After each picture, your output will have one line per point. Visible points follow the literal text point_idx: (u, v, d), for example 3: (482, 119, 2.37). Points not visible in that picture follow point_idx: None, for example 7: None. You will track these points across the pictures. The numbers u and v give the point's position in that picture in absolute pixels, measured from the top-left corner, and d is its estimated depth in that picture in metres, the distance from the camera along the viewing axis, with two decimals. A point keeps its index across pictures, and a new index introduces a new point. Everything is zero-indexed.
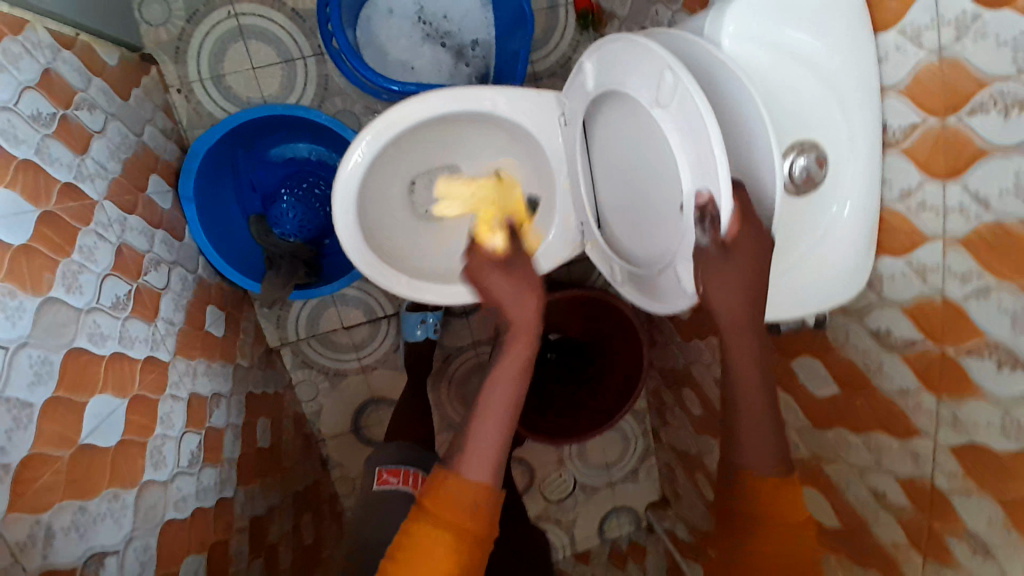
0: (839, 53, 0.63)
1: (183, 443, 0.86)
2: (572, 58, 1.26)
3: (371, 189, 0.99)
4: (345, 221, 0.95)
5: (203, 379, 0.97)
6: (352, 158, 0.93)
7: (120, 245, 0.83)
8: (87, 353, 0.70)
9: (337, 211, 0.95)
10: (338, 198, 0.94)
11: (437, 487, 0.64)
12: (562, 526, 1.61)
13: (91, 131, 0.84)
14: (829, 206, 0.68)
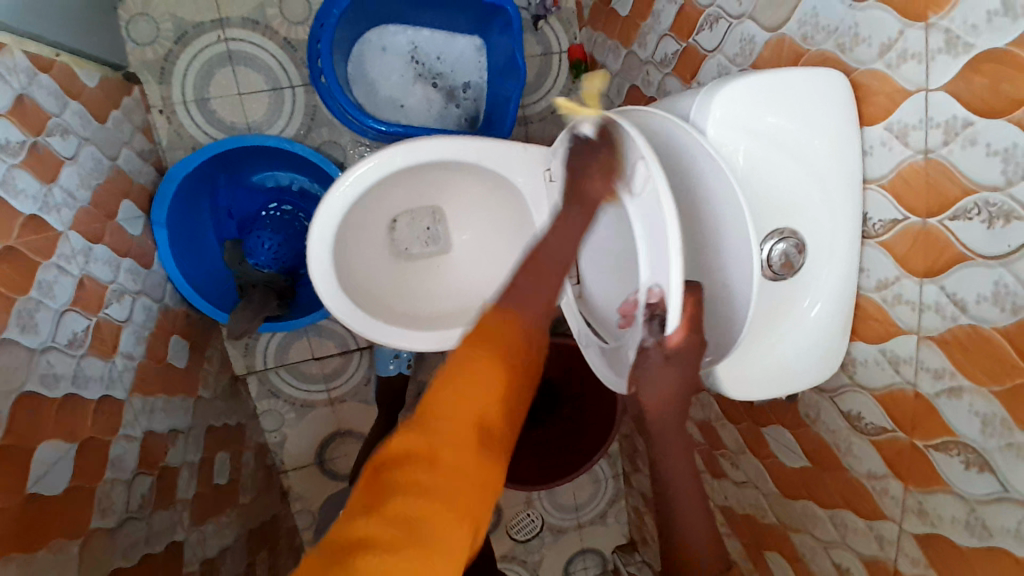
0: (823, 146, 0.64)
1: (134, 487, 0.82)
2: (563, 105, 1.27)
3: (350, 229, 0.98)
4: (321, 262, 0.93)
5: (159, 416, 0.94)
6: (332, 200, 0.92)
7: (82, 277, 0.82)
8: (39, 396, 0.68)
9: (312, 248, 0.92)
10: (315, 234, 0.92)
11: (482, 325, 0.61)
12: (527, 566, 1.58)
13: (62, 158, 0.82)
14: (803, 294, 0.68)
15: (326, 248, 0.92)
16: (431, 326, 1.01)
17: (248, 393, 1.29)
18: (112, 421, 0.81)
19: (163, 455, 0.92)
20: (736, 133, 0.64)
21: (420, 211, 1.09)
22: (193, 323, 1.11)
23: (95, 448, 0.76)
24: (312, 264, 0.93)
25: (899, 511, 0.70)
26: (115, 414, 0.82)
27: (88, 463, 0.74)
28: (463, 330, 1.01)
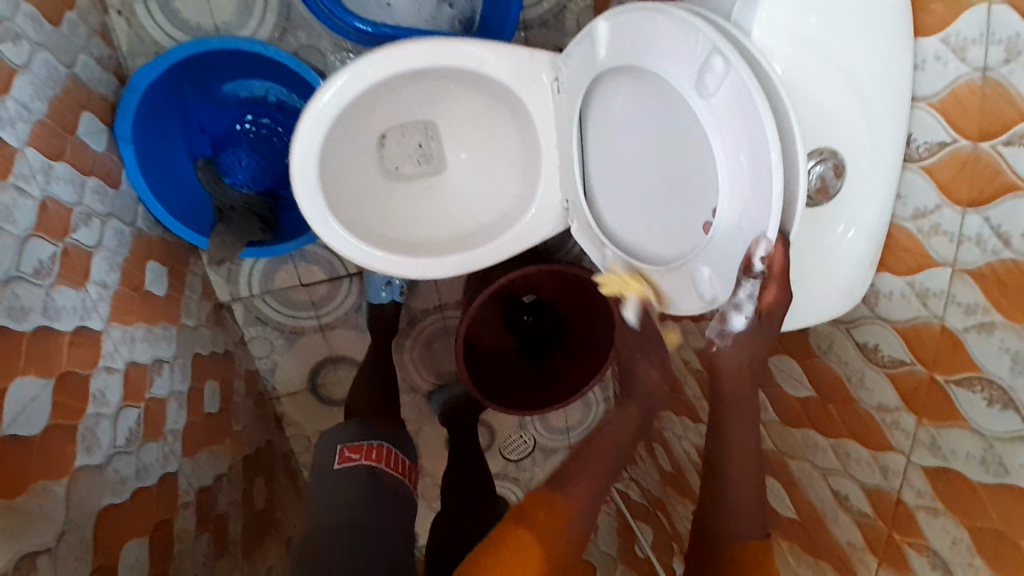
0: (875, 56, 0.58)
1: (119, 421, 0.79)
2: (566, 8, 1.15)
3: (335, 143, 0.90)
4: (305, 179, 0.86)
5: (141, 346, 0.89)
6: (315, 107, 0.84)
7: (43, 199, 0.73)
8: (4, 330, 0.62)
9: (295, 162, 0.85)
10: (298, 147, 0.84)
11: (540, 503, 0.68)
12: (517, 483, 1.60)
13: (13, 66, 0.72)
14: (837, 222, 0.64)
15: (311, 164, 0.85)
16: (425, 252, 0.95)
17: (234, 321, 1.24)
18: (90, 356, 0.76)
19: (149, 386, 0.89)
20: (783, 39, 0.57)
21: (410, 126, 1.00)
22: (170, 248, 1.05)
23: (72, 384, 0.71)
24: (296, 181, 0.86)
25: (908, 442, 0.69)
26: (92, 347, 0.77)
27: (66, 400, 0.69)
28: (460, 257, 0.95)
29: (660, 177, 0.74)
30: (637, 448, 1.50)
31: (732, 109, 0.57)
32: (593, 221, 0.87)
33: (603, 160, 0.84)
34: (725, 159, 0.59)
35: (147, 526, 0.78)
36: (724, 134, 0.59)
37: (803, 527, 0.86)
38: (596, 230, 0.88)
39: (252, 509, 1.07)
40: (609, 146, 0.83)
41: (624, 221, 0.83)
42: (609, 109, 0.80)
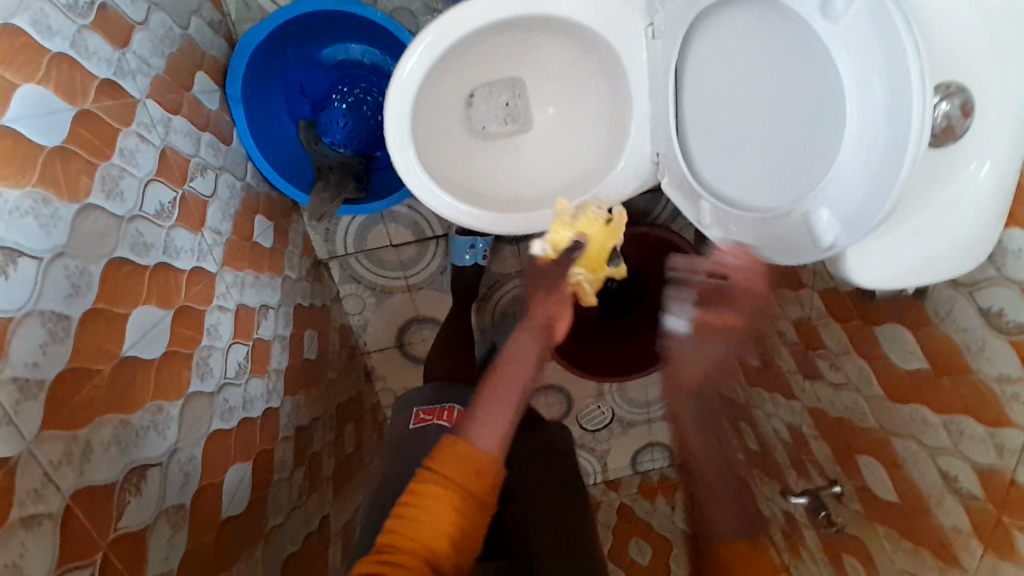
0: None
1: (229, 356, 0.86)
2: None
3: (425, 99, 0.94)
4: (396, 134, 0.90)
5: (250, 291, 0.96)
6: (408, 64, 0.88)
7: (163, 148, 0.82)
8: (130, 263, 0.70)
9: (389, 113, 0.90)
10: (393, 96, 0.89)
11: (447, 447, 0.65)
12: (596, 455, 1.59)
13: (133, 23, 0.80)
14: (967, 160, 0.58)
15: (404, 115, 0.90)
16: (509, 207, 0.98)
17: (331, 279, 1.32)
18: (206, 294, 0.84)
19: (256, 328, 0.96)
20: None
21: (498, 85, 1.02)
22: (275, 204, 1.12)
23: (190, 317, 0.79)
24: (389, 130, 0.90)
25: None
26: (207, 286, 0.85)
27: (183, 331, 0.77)
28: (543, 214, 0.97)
29: (760, 124, 0.71)
30: (721, 426, 1.45)
31: (866, 25, 0.54)
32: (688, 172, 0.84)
33: (695, 112, 0.82)
34: (855, 86, 0.56)
35: (249, 453, 0.85)
36: (855, 56, 0.56)
37: (903, 511, 0.84)
38: (691, 182, 0.85)
39: (342, 451, 1.14)
40: (702, 95, 0.80)
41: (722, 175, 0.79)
42: (700, 57, 0.78)
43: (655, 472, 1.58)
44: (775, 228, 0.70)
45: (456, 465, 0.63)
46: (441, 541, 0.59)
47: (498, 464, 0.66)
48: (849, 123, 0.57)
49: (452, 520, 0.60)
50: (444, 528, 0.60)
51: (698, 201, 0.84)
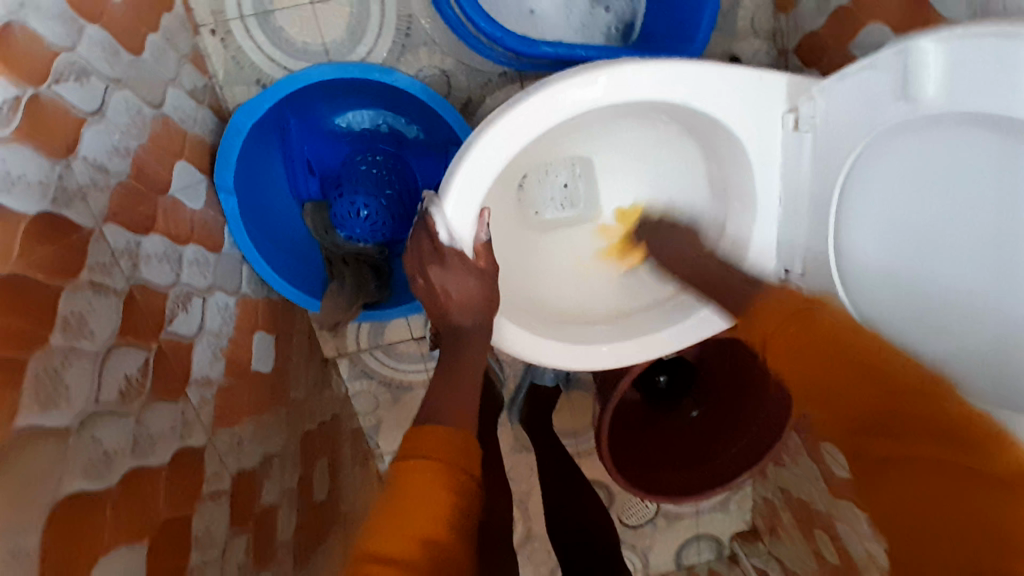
0: None
1: (227, 559, 0.64)
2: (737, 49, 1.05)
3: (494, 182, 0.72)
4: (464, 212, 0.67)
5: (250, 446, 0.74)
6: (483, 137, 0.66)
7: (129, 289, 0.58)
8: (86, 498, 0.48)
9: (451, 199, 0.66)
10: (459, 177, 0.66)
11: (399, 472, 0.54)
12: (637, 551, 1.26)
13: (82, 115, 0.57)
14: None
15: (473, 204, 0.67)
16: (601, 335, 0.77)
17: (340, 376, 1.08)
18: (193, 483, 0.61)
19: (258, 497, 0.73)
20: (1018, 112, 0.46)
21: (556, 164, 0.84)
22: (275, 310, 0.89)
23: (173, 533, 0.56)
24: (448, 212, 0.67)
25: None
26: (196, 471, 0.62)
27: (167, 559, 0.55)
28: (608, 332, 0.78)
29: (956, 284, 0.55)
30: (785, 521, 1.15)
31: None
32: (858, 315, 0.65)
33: (864, 238, 0.63)
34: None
35: None
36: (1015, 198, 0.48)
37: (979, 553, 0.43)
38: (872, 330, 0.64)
39: None
40: (879, 232, 0.62)
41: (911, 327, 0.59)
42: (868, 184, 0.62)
43: (701, 568, 1.28)
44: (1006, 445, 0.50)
45: (423, 510, 0.51)
46: (417, 551, 0.50)
47: (464, 497, 0.54)
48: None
49: (447, 497, 0.52)
50: (422, 540, 0.50)
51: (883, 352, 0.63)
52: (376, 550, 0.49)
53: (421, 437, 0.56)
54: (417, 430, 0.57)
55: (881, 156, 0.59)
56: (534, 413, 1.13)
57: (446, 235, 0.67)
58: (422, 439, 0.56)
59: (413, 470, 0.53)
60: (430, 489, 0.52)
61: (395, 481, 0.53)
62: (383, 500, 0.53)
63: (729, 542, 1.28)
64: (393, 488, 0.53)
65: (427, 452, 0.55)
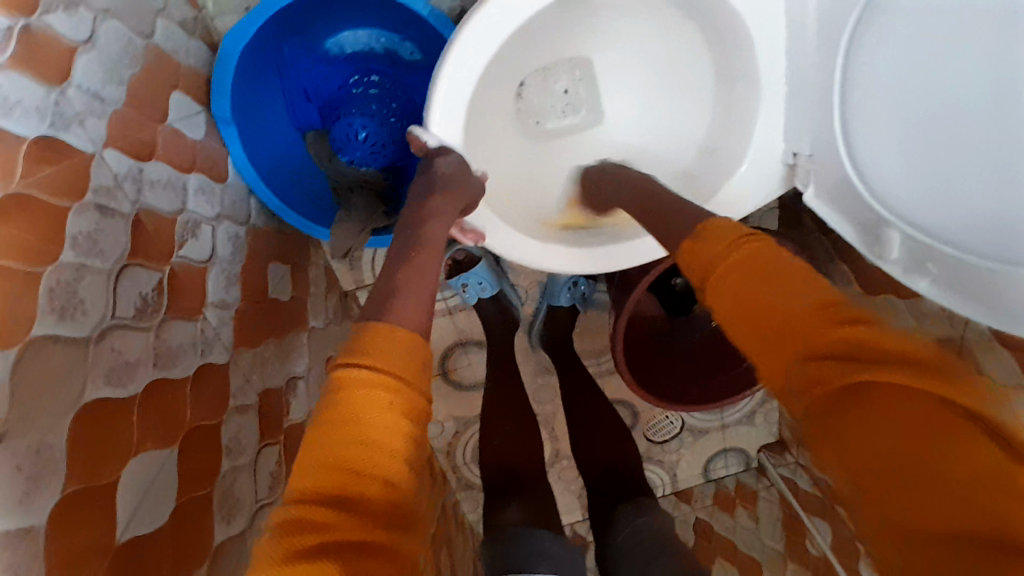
0: None
1: (259, 468, 0.68)
2: None
3: (486, 87, 0.71)
4: (455, 117, 0.66)
5: (274, 367, 0.77)
6: (472, 30, 0.64)
7: (136, 213, 0.60)
8: (111, 404, 0.51)
9: (438, 106, 0.65)
10: (445, 77, 0.64)
11: (346, 397, 0.46)
12: (664, 467, 1.28)
13: (74, 44, 0.57)
14: None
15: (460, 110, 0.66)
16: (591, 240, 0.76)
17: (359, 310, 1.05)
18: (220, 397, 0.64)
19: (286, 413, 0.76)
20: None
21: (556, 68, 0.81)
22: (285, 241, 0.90)
23: (201, 440, 0.60)
24: (435, 126, 0.66)
25: None
26: (221, 385, 0.65)
27: (197, 461, 0.59)
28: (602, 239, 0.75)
29: (944, 131, 0.53)
30: None
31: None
32: (868, 196, 0.60)
33: (868, 113, 0.59)
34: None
35: None
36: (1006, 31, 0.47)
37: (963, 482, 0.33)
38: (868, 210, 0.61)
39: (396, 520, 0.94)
40: (877, 94, 0.57)
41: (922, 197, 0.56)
42: (877, 40, 0.56)
43: (729, 482, 1.28)
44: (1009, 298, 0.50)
45: (381, 441, 0.45)
46: (378, 492, 0.44)
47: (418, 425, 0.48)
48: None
49: (409, 429, 0.47)
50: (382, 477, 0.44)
51: (883, 229, 0.60)
52: (324, 489, 0.43)
53: (375, 345, 0.49)
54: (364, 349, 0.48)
55: (891, 11, 0.54)
56: (552, 335, 1.14)
57: (438, 147, 0.66)
58: (375, 348, 0.49)
59: (368, 396, 0.46)
60: (390, 421, 0.46)
61: (343, 405, 0.46)
62: (322, 428, 0.45)
63: (757, 456, 1.28)
64: (338, 415, 0.45)
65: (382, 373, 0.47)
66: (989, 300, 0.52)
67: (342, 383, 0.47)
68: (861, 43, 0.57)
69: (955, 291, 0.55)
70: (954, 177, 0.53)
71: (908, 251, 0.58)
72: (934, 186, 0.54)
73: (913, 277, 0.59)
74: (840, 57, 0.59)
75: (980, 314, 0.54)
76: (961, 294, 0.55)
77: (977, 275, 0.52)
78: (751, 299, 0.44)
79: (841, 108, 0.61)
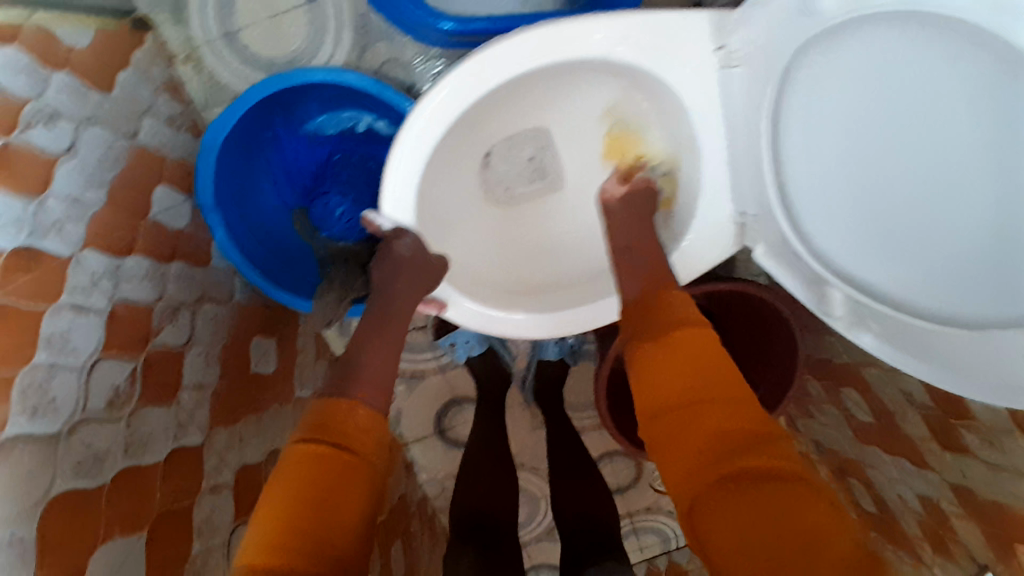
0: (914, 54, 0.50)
1: (233, 546, 0.70)
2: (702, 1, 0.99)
3: (439, 165, 0.75)
4: (407, 195, 0.69)
5: (253, 442, 0.79)
6: (422, 116, 0.67)
7: (111, 305, 0.64)
8: (80, 494, 0.53)
9: (389, 188, 0.68)
10: (396, 160, 0.68)
11: (305, 465, 0.46)
12: (674, 518, 1.22)
13: (53, 155, 0.62)
14: (959, 230, 0.50)
15: (408, 190, 0.69)
16: (555, 304, 0.77)
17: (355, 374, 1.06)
18: (192, 478, 0.67)
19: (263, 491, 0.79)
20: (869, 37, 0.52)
21: (519, 139, 0.83)
22: (270, 315, 0.94)
23: (171, 523, 0.62)
24: (389, 207, 0.69)
25: None
26: (193, 468, 0.68)
27: (167, 545, 0.61)
28: (567, 306, 0.76)
29: (881, 202, 0.55)
30: None
31: (913, 99, 0.51)
32: (803, 250, 0.61)
33: (809, 176, 0.60)
34: (918, 125, 0.51)
35: None
36: (906, 116, 0.52)
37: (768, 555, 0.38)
38: (814, 273, 0.62)
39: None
40: (819, 168, 0.59)
41: (869, 259, 0.57)
42: (807, 114, 0.59)
43: None
44: (965, 359, 0.51)
45: (334, 513, 0.44)
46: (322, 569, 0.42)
47: (372, 504, 0.47)
48: (943, 190, 0.50)
49: (360, 505, 0.46)
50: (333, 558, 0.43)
51: (824, 286, 0.61)
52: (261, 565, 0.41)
53: (339, 422, 0.50)
54: (330, 420, 0.50)
55: (806, 95, 0.58)
56: (543, 388, 1.15)
57: (392, 228, 0.69)
58: (346, 427, 0.50)
59: (326, 466, 0.46)
60: (346, 494, 0.46)
61: (298, 470, 0.46)
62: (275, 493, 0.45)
63: None
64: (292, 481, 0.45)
65: (343, 445, 0.48)
66: (935, 358, 0.54)
67: (301, 450, 0.47)
68: (794, 112, 0.60)
69: (908, 352, 0.56)
70: (891, 240, 0.55)
71: (851, 309, 0.60)
72: (885, 255, 0.56)
73: (858, 332, 0.61)
74: (766, 122, 0.61)
75: (929, 373, 0.55)
76: (906, 351, 0.56)
77: (922, 332, 0.54)
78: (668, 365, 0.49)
79: (775, 166, 0.62)
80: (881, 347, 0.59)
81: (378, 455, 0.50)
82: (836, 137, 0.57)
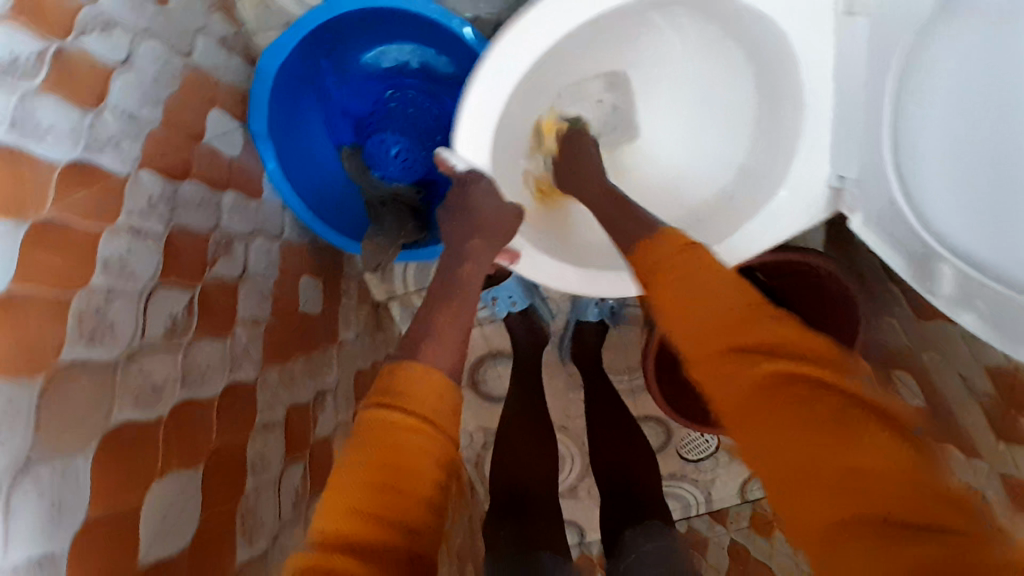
0: None
1: (283, 484, 0.69)
2: None
3: (515, 107, 0.69)
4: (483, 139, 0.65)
5: (301, 382, 0.78)
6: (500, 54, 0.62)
7: (168, 231, 0.61)
8: (139, 425, 0.52)
9: (464, 134, 0.64)
10: (473, 104, 0.63)
11: (385, 431, 0.43)
12: (697, 485, 1.20)
13: (109, 65, 0.57)
14: None
15: (483, 133, 0.64)
16: (621, 263, 0.73)
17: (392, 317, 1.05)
18: (246, 414, 0.65)
19: (312, 429, 0.78)
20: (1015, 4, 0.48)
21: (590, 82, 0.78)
22: (322, 254, 0.92)
23: (226, 458, 0.61)
24: (465, 149, 0.65)
25: None
26: (248, 403, 0.66)
27: (222, 480, 0.60)
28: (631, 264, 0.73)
29: (998, 179, 0.52)
30: None
31: None
32: (916, 223, 0.58)
33: (925, 146, 0.56)
34: None
35: None
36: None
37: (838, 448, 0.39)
38: (921, 248, 0.59)
39: None
40: (934, 141, 0.55)
41: (977, 239, 0.54)
42: (929, 80, 0.55)
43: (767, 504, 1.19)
44: None
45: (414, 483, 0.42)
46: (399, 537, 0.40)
47: (451, 469, 0.45)
48: None
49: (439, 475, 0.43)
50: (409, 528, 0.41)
51: (933, 263, 0.59)
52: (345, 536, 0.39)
53: (412, 384, 0.46)
54: (402, 384, 0.46)
55: (930, 60, 0.54)
56: (583, 348, 1.13)
57: (467, 171, 0.66)
58: (419, 389, 0.46)
59: (405, 433, 0.43)
60: (423, 463, 0.43)
61: (374, 438, 0.43)
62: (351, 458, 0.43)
63: None
64: (369, 449, 0.42)
65: (418, 411, 0.44)
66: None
67: (377, 412, 0.44)
68: (915, 77, 0.55)
69: (1009, 336, 0.54)
70: (1002, 223, 0.52)
71: (959, 287, 0.57)
72: (996, 237, 0.53)
73: (960, 313, 0.58)
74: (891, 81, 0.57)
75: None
76: (1008, 335, 0.54)
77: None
78: (705, 304, 0.46)
79: (891, 132, 0.58)
80: (983, 331, 0.57)
81: (451, 417, 0.46)
82: (958, 106, 0.53)
